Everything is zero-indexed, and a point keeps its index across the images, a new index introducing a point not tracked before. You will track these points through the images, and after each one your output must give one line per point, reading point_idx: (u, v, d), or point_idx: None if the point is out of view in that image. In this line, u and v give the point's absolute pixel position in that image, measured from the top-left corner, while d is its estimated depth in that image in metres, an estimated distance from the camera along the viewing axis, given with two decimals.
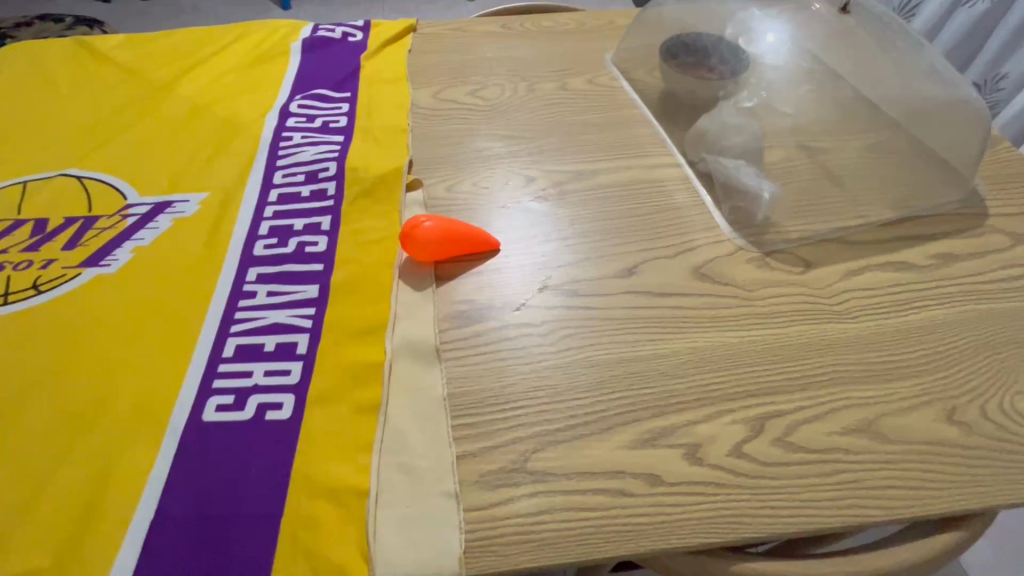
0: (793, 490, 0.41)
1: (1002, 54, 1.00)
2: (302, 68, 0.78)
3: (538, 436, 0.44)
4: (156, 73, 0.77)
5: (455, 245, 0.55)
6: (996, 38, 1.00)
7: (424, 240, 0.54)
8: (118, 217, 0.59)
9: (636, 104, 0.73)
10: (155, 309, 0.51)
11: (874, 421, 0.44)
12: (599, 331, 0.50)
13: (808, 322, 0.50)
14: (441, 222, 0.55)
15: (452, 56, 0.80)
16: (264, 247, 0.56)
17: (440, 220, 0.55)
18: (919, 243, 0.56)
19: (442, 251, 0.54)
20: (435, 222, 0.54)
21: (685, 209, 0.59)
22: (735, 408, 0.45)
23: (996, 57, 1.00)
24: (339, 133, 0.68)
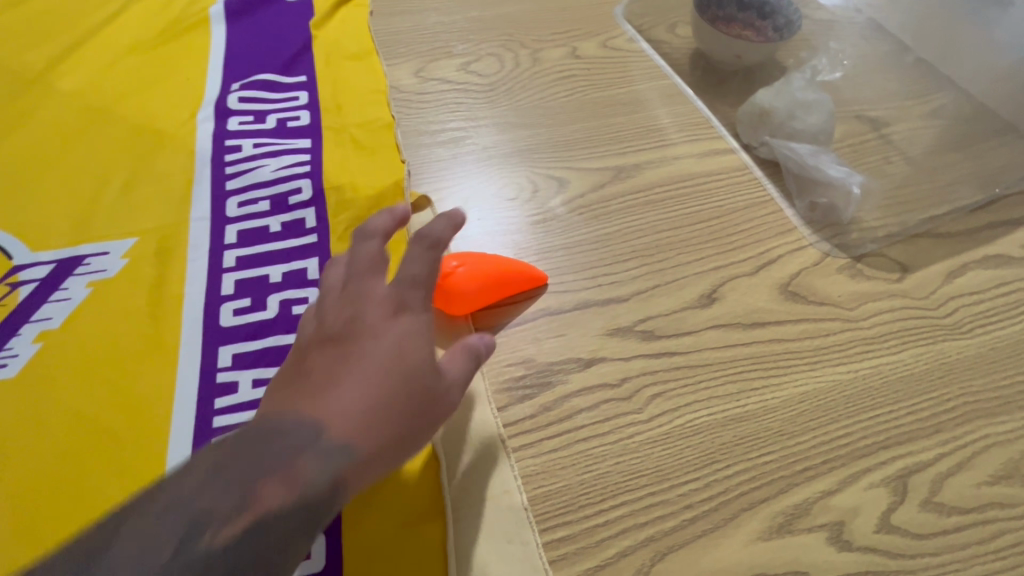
0: (958, 567, 0.35)
1: None
2: (232, 42, 0.59)
3: (653, 541, 0.35)
4: (19, 59, 0.56)
5: (496, 292, 0.43)
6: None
7: (459, 291, 0.41)
8: (4, 288, 0.42)
9: (664, 73, 0.60)
10: (90, 429, 0.36)
11: (1021, 462, 0.38)
12: (693, 384, 0.40)
13: (922, 342, 0.43)
14: (478, 265, 0.43)
15: (427, 18, 0.63)
16: (234, 313, 0.41)
17: (475, 262, 0.43)
18: (1013, 229, 0.49)
19: (482, 300, 0.42)
20: (468, 265, 0.42)
21: (753, 210, 0.50)
22: (869, 467, 0.38)
23: None
24: (303, 136, 0.52)
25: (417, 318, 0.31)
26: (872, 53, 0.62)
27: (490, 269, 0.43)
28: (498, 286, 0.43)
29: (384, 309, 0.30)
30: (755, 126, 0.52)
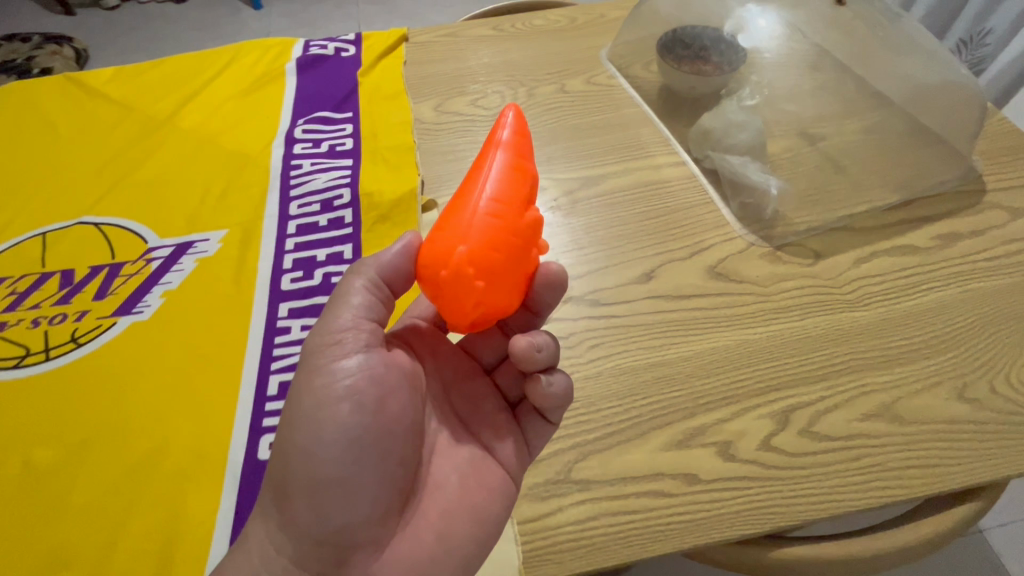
0: (821, 478, 0.44)
1: (989, 7, 0.96)
2: (300, 90, 0.78)
3: (579, 447, 0.46)
4: (153, 106, 0.77)
5: (505, 260, 0.36)
6: (966, 12, 1.01)
7: (457, 284, 0.35)
8: (142, 262, 0.60)
9: (635, 102, 0.74)
10: (195, 353, 0.53)
11: (891, 405, 0.47)
12: (625, 339, 0.52)
13: (824, 312, 0.53)
14: (480, 234, 0.35)
15: (448, 65, 0.80)
16: (291, 281, 0.58)
17: (475, 231, 0.35)
18: (922, 225, 0.58)
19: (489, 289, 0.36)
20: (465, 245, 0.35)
21: (695, 209, 0.61)
22: (760, 403, 0.48)
23: (982, 11, 0.97)
24: (347, 156, 0.69)
25: (359, 416, 0.37)
26: None
27: (487, 223, 0.35)
28: (504, 247, 0.36)
29: (326, 430, 0.37)
30: (701, 142, 0.64)
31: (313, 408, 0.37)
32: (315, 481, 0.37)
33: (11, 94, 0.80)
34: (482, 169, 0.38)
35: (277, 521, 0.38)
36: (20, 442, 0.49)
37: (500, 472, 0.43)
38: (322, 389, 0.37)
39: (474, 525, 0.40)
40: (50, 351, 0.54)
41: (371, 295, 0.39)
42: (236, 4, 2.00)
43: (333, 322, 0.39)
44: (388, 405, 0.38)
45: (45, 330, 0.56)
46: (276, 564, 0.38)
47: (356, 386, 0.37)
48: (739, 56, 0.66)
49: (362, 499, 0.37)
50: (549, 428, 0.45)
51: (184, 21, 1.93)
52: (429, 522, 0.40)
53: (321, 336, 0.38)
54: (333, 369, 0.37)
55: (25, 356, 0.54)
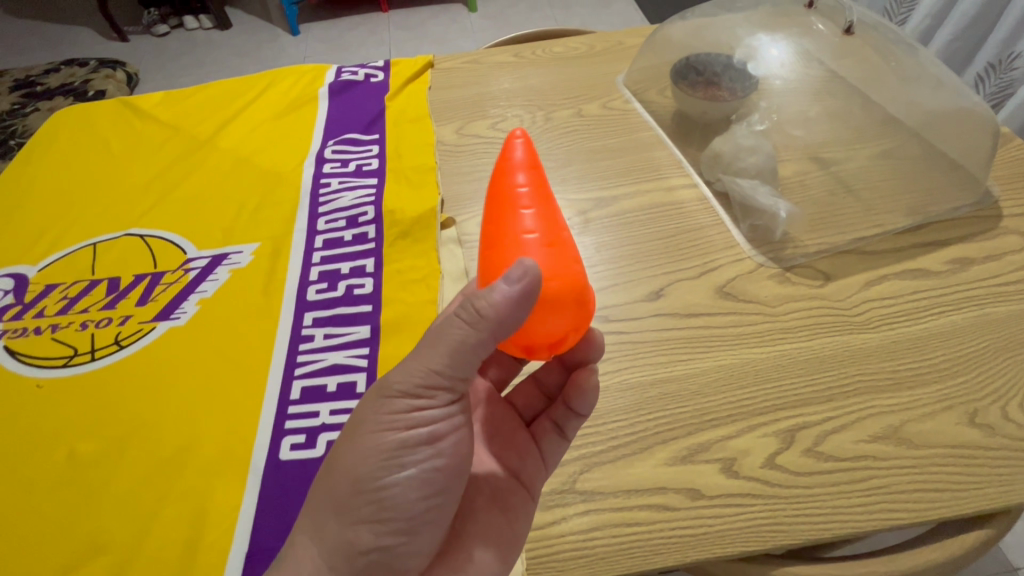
0: (825, 498, 0.44)
1: (1017, 32, 0.96)
2: (331, 113, 0.83)
3: (584, 458, 0.48)
4: (197, 127, 0.83)
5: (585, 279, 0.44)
6: (994, 37, 0.99)
7: (582, 313, 0.41)
8: (181, 271, 0.65)
9: (650, 125, 0.76)
10: (225, 357, 0.56)
11: (899, 428, 0.47)
12: (632, 355, 0.54)
13: (832, 333, 0.53)
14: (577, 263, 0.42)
15: (471, 90, 0.84)
16: (316, 292, 0.61)
17: (576, 262, 0.41)
18: (935, 249, 0.58)
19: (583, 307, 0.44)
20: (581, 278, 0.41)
21: (706, 230, 0.63)
22: (765, 422, 0.48)
23: (1011, 35, 0.97)
24: (372, 176, 0.73)
25: (436, 459, 0.40)
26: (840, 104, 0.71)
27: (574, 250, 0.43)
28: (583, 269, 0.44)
29: (403, 469, 0.39)
30: (712, 165, 0.66)
31: (393, 449, 0.39)
32: (383, 512, 0.39)
33: (71, 116, 0.87)
34: (536, 197, 0.43)
35: (330, 546, 0.39)
36: (65, 434, 0.53)
37: (523, 492, 0.45)
38: (404, 430, 0.39)
39: (506, 554, 0.43)
40: (95, 352, 0.58)
41: (470, 355, 0.38)
42: (276, 30, 2.11)
43: (425, 372, 0.38)
44: (460, 449, 0.41)
45: (91, 332, 0.60)
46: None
47: (438, 432, 0.39)
48: (752, 81, 0.67)
49: (420, 530, 0.41)
50: (563, 444, 0.47)
51: (227, 47, 2.05)
52: (466, 547, 0.43)
53: (408, 380, 0.38)
54: (418, 414, 0.39)
55: (73, 356, 0.58)
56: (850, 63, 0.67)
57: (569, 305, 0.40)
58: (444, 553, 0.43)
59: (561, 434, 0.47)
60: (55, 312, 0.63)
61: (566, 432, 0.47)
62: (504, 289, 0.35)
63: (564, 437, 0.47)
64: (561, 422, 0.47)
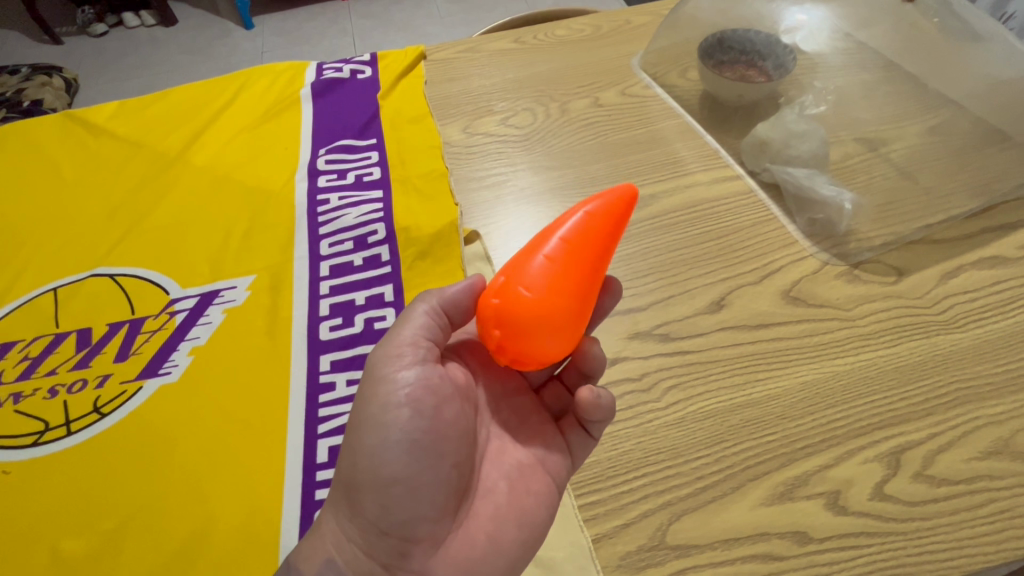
0: (948, 530, 0.39)
1: None
2: (318, 118, 0.73)
3: (671, 506, 0.42)
4: (162, 142, 0.72)
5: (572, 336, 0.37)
6: None
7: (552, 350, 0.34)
8: (165, 315, 0.56)
9: (676, 112, 0.69)
10: (230, 417, 0.48)
11: (1010, 440, 0.43)
12: (705, 378, 0.48)
13: (918, 336, 0.48)
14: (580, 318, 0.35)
15: (471, 82, 0.75)
16: (330, 329, 0.53)
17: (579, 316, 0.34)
18: (1005, 234, 0.55)
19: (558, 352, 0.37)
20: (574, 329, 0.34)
21: (758, 227, 0.57)
22: (865, 445, 0.43)
23: None
24: (376, 187, 0.64)
25: (418, 424, 0.34)
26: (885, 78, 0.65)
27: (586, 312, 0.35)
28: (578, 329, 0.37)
29: (387, 433, 0.34)
30: (757, 154, 0.60)
31: (375, 413, 0.34)
32: (379, 480, 0.34)
33: (9, 136, 0.75)
34: (583, 245, 0.34)
35: (344, 514, 0.36)
36: (45, 531, 0.44)
37: (541, 475, 0.38)
38: (382, 395, 0.35)
39: (524, 531, 0.36)
40: (71, 424, 0.49)
41: (432, 321, 0.37)
42: (227, 24, 1.95)
43: (393, 337, 0.37)
44: (443, 412, 0.35)
45: (64, 399, 0.51)
46: (343, 556, 0.36)
47: (415, 393, 0.34)
48: (786, 54, 0.63)
49: (421, 498, 0.34)
50: (591, 442, 0.41)
51: (175, 45, 1.88)
52: (478, 524, 0.36)
53: (381, 349, 0.37)
54: (393, 378, 0.35)
55: (44, 431, 0.49)
56: (911, 57, 0.65)
57: (561, 338, 0.33)
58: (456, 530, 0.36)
59: (588, 432, 0.40)
60: (15, 377, 0.53)
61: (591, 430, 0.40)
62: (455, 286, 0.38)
63: (592, 438, 0.40)
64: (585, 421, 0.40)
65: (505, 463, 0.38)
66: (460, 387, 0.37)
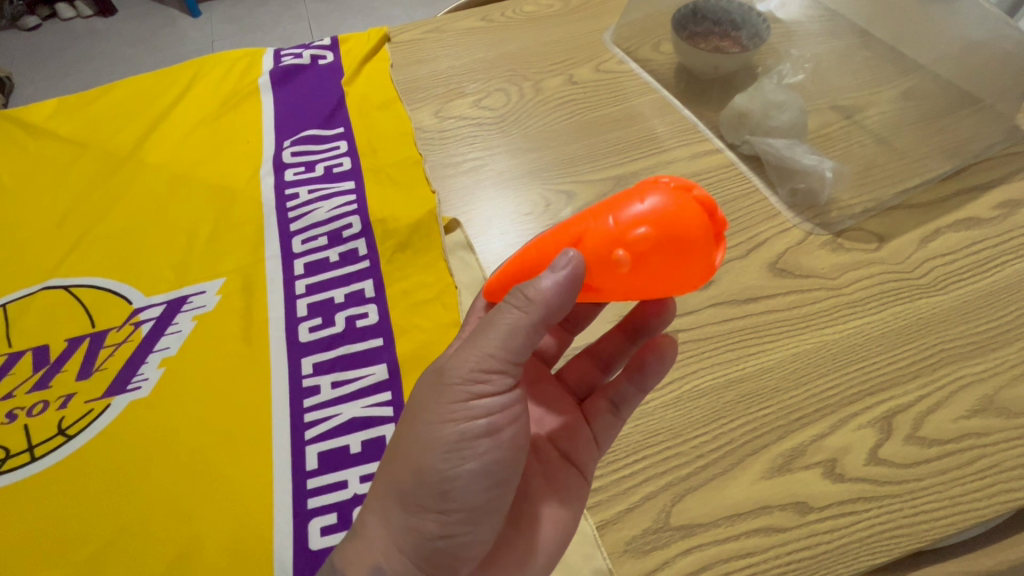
0: (941, 489, 0.40)
1: None
2: (280, 108, 0.69)
3: (673, 486, 0.41)
4: (111, 140, 0.67)
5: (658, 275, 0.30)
6: None
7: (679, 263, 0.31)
8: (129, 327, 0.52)
9: (652, 87, 0.68)
10: (210, 429, 0.45)
11: (994, 397, 0.44)
12: (699, 355, 0.47)
13: (903, 300, 0.49)
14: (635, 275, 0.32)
15: (439, 63, 0.71)
16: (309, 331, 0.51)
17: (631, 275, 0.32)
18: (980, 195, 0.55)
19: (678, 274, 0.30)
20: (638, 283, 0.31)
21: (741, 200, 0.57)
22: (857, 412, 0.44)
23: None
24: (347, 179, 0.61)
25: (497, 452, 0.33)
26: (857, 46, 0.65)
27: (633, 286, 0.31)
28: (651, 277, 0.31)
29: (464, 459, 0.32)
30: (737, 126, 0.60)
31: (452, 442, 0.32)
32: (449, 501, 0.32)
33: None
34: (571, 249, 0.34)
35: (398, 523, 0.33)
36: (15, 564, 0.41)
37: (573, 470, 0.40)
38: (463, 422, 0.32)
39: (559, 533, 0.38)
40: (35, 449, 0.46)
41: (530, 340, 0.32)
42: (172, 11, 1.84)
43: (478, 354, 0.32)
44: (521, 438, 0.34)
45: (24, 424, 0.48)
46: (390, 565, 0.34)
47: (496, 422, 0.33)
48: (757, 19, 0.63)
49: (487, 519, 0.34)
50: (617, 423, 0.42)
51: (116, 36, 1.76)
52: (519, 525, 0.38)
53: (462, 364, 0.32)
54: (475, 405, 0.32)
55: (5, 459, 0.46)
56: (883, 22, 0.66)
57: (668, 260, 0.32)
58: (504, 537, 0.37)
59: (614, 412, 0.42)
60: None
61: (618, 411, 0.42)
62: (552, 276, 0.30)
63: (618, 415, 0.42)
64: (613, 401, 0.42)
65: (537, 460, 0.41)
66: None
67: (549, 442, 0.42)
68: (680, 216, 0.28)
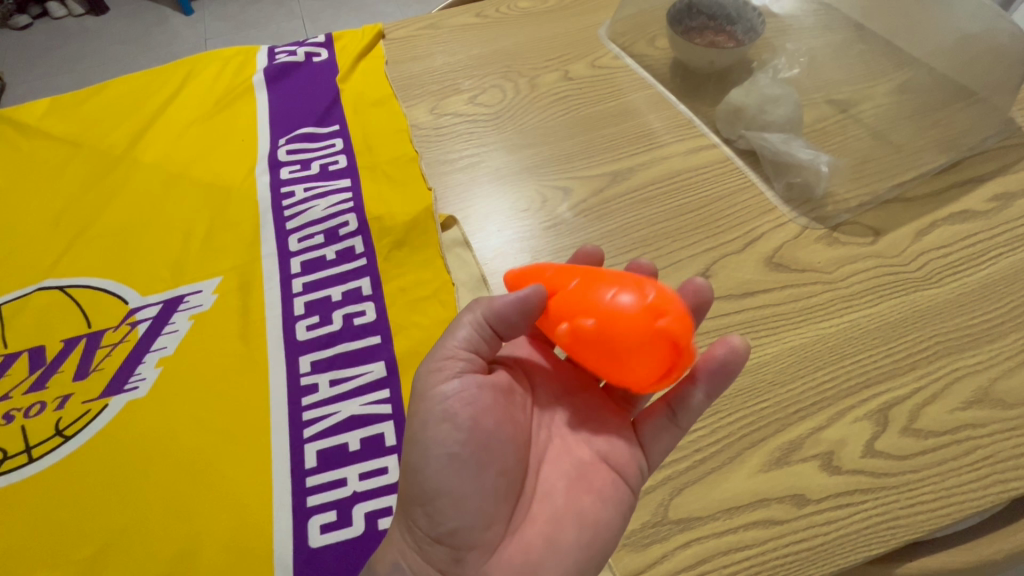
0: (936, 480, 0.40)
1: None
2: (274, 106, 0.69)
3: (671, 481, 0.42)
4: (104, 139, 0.67)
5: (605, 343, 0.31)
6: None
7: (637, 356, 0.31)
8: (125, 326, 0.52)
9: (648, 82, 0.68)
10: (208, 428, 0.45)
11: (989, 388, 0.44)
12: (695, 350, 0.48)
13: (898, 293, 0.49)
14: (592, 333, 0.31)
15: (434, 59, 0.71)
16: (307, 329, 0.51)
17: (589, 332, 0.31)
18: (975, 187, 0.56)
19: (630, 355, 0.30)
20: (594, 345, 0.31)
21: (737, 195, 0.57)
22: (854, 404, 0.44)
23: None
24: (343, 176, 0.61)
25: (455, 435, 0.33)
26: (851, 40, 0.65)
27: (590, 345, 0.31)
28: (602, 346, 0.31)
29: (427, 449, 0.33)
30: (732, 121, 0.60)
31: (414, 429, 0.34)
32: (426, 494, 0.33)
33: None
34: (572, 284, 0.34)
35: (405, 518, 0.34)
36: (14, 566, 0.41)
37: (609, 473, 0.36)
38: (422, 410, 0.34)
39: (583, 535, 0.34)
40: (33, 450, 0.46)
41: (477, 332, 0.36)
42: (165, 10, 1.83)
43: (436, 349, 0.36)
44: (483, 420, 0.33)
45: (21, 425, 0.48)
46: (408, 560, 0.34)
47: (450, 406, 0.33)
48: (752, 14, 0.63)
49: (470, 506, 0.33)
50: (673, 430, 0.38)
51: (108, 35, 1.75)
52: (534, 527, 0.34)
53: (425, 364, 0.36)
54: (432, 393, 0.34)
55: (3, 460, 0.46)
56: (878, 16, 0.66)
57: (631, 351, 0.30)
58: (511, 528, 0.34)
59: (671, 418, 0.37)
60: None
61: (678, 417, 0.37)
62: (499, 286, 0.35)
63: (677, 424, 0.37)
64: (673, 406, 0.37)
65: (565, 460, 0.36)
66: (502, 393, 0.35)
67: (586, 445, 0.37)
68: (631, 321, 0.29)
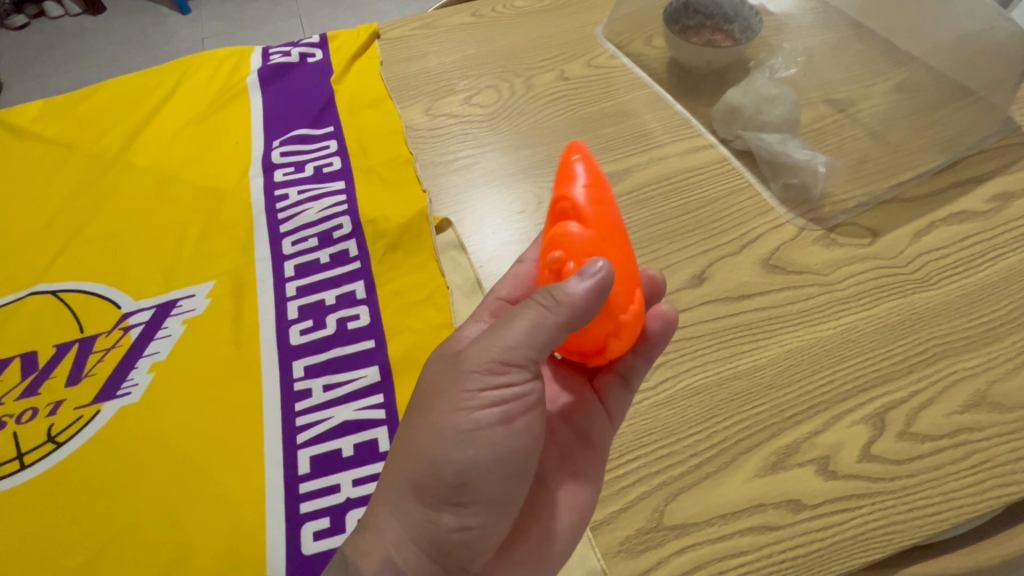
0: (933, 485, 0.40)
1: None
2: (268, 108, 0.68)
3: (666, 486, 0.41)
4: (98, 141, 0.66)
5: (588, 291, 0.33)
6: None
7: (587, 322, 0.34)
8: (118, 331, 0.52)
9: (644, 82, 0.67)
10: (201, 434, 0.45)
11: (987, 391, 0.44)
12: (691, 354, 0.47)
13: (895, 295, 0.49)
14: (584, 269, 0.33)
15: (429, 60, 0.71)
16: (301, 333, 0.50)
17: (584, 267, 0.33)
18: (973, 188, 0.55)
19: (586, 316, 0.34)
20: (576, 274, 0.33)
21: (734, 196, 0.56)
22: (851, 408, 0.44)
23: None
24: (338, 178, 0.61)
25: (511, 441, 0.33)
26: (849, 40, 0.65)
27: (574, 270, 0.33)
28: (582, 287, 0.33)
29: (480, 450, 0.33)
30: (729, 122, 0.59)
31: (466, 428, 0.33)
32: (464, 491, 0.33)
33: None
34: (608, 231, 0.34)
35: (410, 512, 0.33)
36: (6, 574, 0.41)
37: (589, 452, 0.41)
38: (477, 410, 0.33)
39: (582, 514, 0.39)
40: (24, 457, 0.46)
41: (551, 338, 0.32)
42: (161, 9, 1.82)
43: (499, 348, 0.33)
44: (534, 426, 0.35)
45: (13, 432, 0.47)
46: (402, 555, 0.34)
47: (508, 411, 0.33)
48: (748, 12, 0.62)
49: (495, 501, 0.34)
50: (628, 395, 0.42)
51: (104, 35, 1.74)
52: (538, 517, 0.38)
53: (481, 355, 0.33)
54: (489, 394, 0.33)
55: None
56: (876, 15, 0.65)
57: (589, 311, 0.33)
58: (519, 529, 0.38)
59: (625, 385, 0.42)
60: None
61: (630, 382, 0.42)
62: (580, 282, 0.30)
63: (629, 386, 0.42)
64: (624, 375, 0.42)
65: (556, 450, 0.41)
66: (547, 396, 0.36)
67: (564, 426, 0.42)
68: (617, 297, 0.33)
